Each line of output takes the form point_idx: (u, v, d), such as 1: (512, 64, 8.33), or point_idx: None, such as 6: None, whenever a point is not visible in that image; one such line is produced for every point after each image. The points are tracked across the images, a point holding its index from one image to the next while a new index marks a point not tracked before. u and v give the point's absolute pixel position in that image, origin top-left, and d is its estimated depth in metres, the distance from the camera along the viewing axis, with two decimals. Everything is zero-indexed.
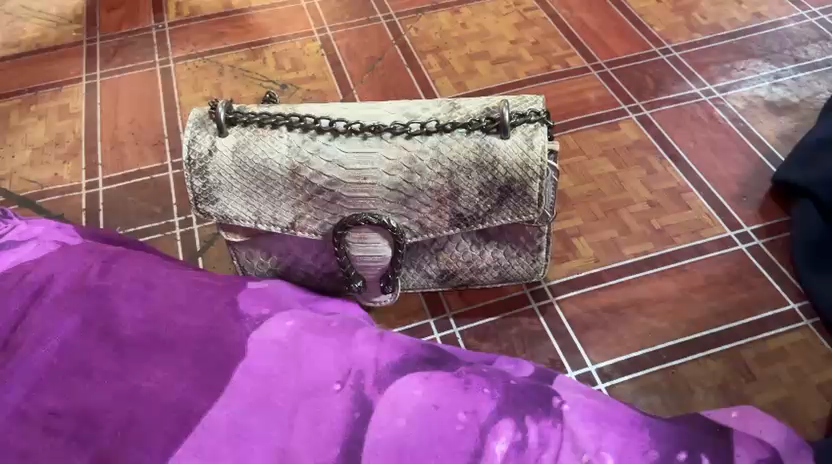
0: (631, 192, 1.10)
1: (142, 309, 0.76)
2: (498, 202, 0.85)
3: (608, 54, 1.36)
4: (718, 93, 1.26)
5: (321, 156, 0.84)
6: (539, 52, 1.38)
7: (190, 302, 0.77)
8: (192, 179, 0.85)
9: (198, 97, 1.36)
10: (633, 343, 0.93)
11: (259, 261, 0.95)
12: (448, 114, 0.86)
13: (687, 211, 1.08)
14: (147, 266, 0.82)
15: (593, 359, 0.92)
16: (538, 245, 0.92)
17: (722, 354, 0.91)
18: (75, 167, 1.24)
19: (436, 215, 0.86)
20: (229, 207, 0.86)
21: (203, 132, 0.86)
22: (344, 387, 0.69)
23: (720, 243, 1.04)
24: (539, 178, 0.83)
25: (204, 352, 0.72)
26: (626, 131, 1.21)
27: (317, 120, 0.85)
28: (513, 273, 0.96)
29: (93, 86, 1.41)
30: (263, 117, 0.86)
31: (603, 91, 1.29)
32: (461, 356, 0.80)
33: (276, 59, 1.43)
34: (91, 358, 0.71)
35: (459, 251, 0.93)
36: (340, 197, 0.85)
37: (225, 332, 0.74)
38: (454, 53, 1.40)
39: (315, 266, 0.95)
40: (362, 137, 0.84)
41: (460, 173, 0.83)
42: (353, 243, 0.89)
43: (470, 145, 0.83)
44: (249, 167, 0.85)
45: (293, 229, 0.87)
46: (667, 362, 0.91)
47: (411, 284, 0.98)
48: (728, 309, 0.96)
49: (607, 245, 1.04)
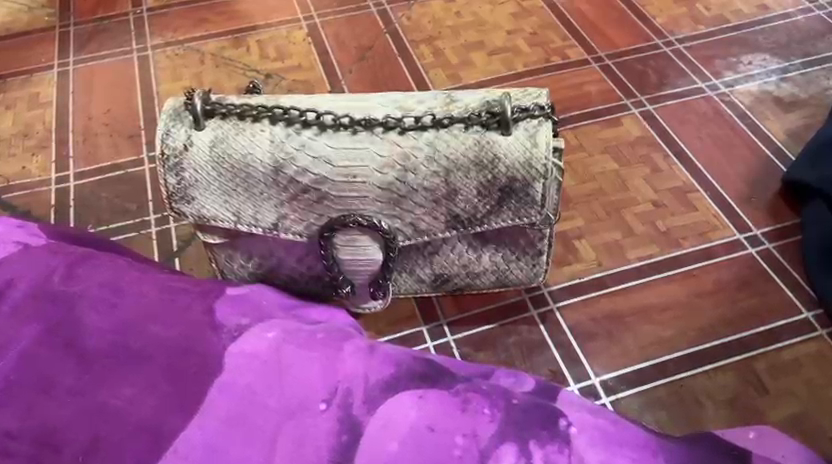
0: (635, 192, 1.05)
1: (110, 318, 0.70)
2: (497, 204, 0.79)
3: (609, 46, 1.30)
4: (725, 88, 1.20)
5: (306, 152, 0.77)
6: (537, 43, 1.32)
7: (165, 309, 0.72)
8: (166, 176, 0.79)
9: (178, 87, 1.28)
10: (639, 354, 0.88)
11: (239, 264, 0.88)
12: (446, 107, 0.79)
13: (694, 213, 1.02)
14: (117, 268, 0.77)
15: (596, 371, 0.86)
16: (538, 249, 0.87)
17: (733, 366, 0.86)
18: (44, 160, 1.16)
19: (431, 217, 0.80)
20: (206, 206, 0.80)
21: (177, 124, 0.79)
22: (330, 407, 0.65)
23: (729, 247, 0.98)
24: (542, 177, 0.77)
25: (179, 366, 0.67)
26: (629, 127, 1.14)
27: (302, 113, 0.78)
28: (512, 277, 0.90)
29: (67, 74, 1.33)
30: (243, 109, 0.79)
31: (603, 84, 1.22)
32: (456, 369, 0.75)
33: (261, 47, 1.36)
34: (52, 372, 0.66)
35: (455, 254, 0.87)
36: (327, 196, 0.79)
37: (200, 342, 0.69)
38: (448, 43, 1.33)
39: (300, 270, 0.88)
40: (351, 131, 0.78)
41: (458, 172, 0.77)
42: (341, 245, 0.83)
43: (469, 141, 0.77)
44: (228, 163, 0.78)
45: (277, 230, 0.81)
46: (675, 375, 0.85)
47: (403, 289, 0.92)
48: (738, 318, 0.90)
49: (610, 249, 0.98)
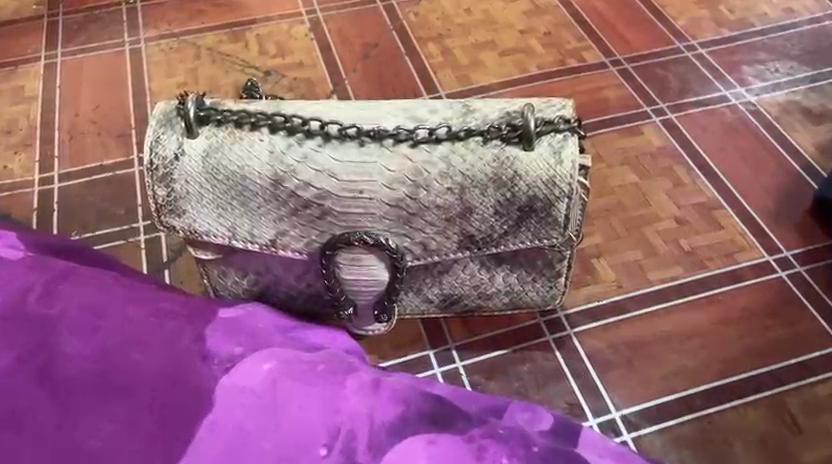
0: (656, 208, 0.98)
1: (91, 344, 0.63)
2: (516, 224, 0.72)
3: (627, 49, 1.23)
4: (750, 96, 1.14)
5: (308, 165, 0.71)
6: (551, 44, 1.25)
7: (152, 335, 0.65)
8: (155, 187, 0.72)
9: (171, 84, 1.21)
10: (662, 386, 0.81)
11: (233, 280, 0.82)
12: (462, 117, 0.72)
13: (719, 231, 0.96)
14: (100, 285, 0.70)
15: (616, 404, 0.80)
16: (557, 270, 0.80)
17: (764, 401, 0.80)
18: (27, 160, 1.09)
19: (443, 236, 0.73)
20: (198, 221, 0.73)
21: (168, 131, 0.72)
22: (331, 453, 0.58)
23: (757, 270, 0.92)
24: (566, 197, 0.70)
25: (164, 401, 0.60)
26: (650, 137, 1.08)
27: (305, 122, 0.71)
28: (526, 300, 0.84)
29: (54, 66, 1.25)
30: (240, 115, 0.72)
31: (622, 90, 1.16)
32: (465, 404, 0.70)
33: (260, 42, 1.29)
34: (24, 406, 0.59)
35: (466, 274, 0.81)
36: (330, 212, 0.72)
37: (189, 376, 0.63)
38: (457, 42, 1.26)
39: (299, 287, 0.82)
40: (358, 143, 0.71)
41: (474, 189, 0.71)
42: (344, 265, 0.77)
43: (487, 156, 0.70)
44: (222, 175, 0.72)
45: (274, 247, 0.75)
46: (701, 411, 0.79)
47: (409, 309, 0.85)
48: (768, 348, 0.84)
49: (631, 269, 0.92)
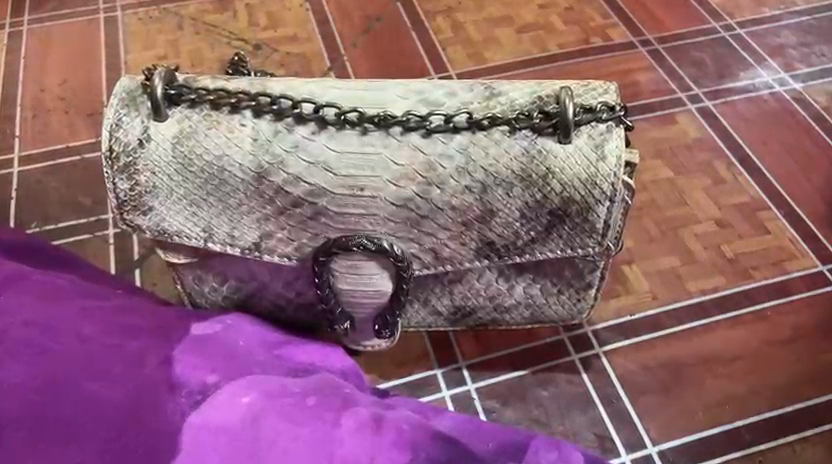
0: (694, 208, 0.87)
1: (30, 367, 0.47)
2: (545, 230, 0.61)
3: (658, 28, 1.11)
4: (796, 84, 1.02)
5: (299, 156, 0.59)
6: (573, 20, 1.13)
7: (106, 355, 0.50)
8: (116, 179, 0.60)
9: (149, 57, 1.08)
10: (705, 417, 0.71)
11: (211, 287, 0.70)
12: (485, 102, 0.60)
13: (766, 236, 0.85)
14: (43, 293, 0.54)
15: (652, 438, 0.69)
16: (587, 282, 0.69)
17: (823, 438, 0.69)
18: None
19: (457, 242, 0.62)
20: (167, 219, 0.62)
21: (131, 111, 0.60)
22: None
23: (811, 281, 0.81)
24: (607, 200, 0.59)
25: (124, 446, 0.45)
26: (685, 127, 0.96)
27: (295, 104, 0.60)
28: (549, 314, 0.73)
29: (19, 35, 1.13)
30: (218, 95, 0.60)
31: (653, 73, 1.04)
32: (473, 443, 0.59)
33: (250, 13, 1.16)
34: None
35: (481, 284, 0.69)
36: (324, 212, 0.60)
37: (153, 412, 0.48)
38: (469, 16, 1.14)
39: (287, 296, 0.70)
40: (359, 131, 0.59)
41: (497, 188, 0.59)
42: (341, 273, 0.65)
43: (515, 149, 0.59)
44: (196, 166, 0.60)
45: (257, 251, 0.63)
46: (750, 447, 0.69)
47: (414, 322, 0.74)
48: (826, 373, 0.73)
49: (667, 278, 0.81)
